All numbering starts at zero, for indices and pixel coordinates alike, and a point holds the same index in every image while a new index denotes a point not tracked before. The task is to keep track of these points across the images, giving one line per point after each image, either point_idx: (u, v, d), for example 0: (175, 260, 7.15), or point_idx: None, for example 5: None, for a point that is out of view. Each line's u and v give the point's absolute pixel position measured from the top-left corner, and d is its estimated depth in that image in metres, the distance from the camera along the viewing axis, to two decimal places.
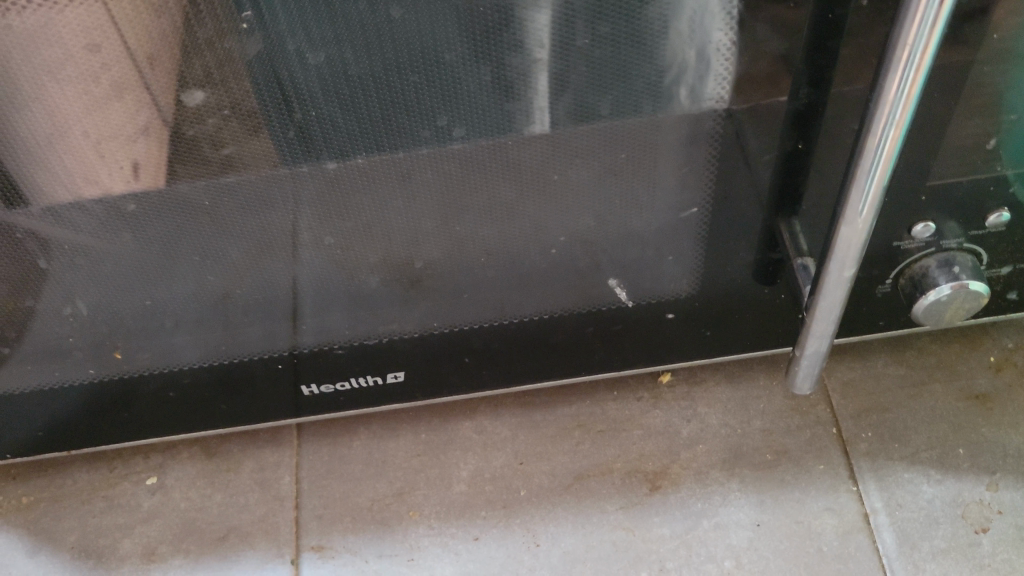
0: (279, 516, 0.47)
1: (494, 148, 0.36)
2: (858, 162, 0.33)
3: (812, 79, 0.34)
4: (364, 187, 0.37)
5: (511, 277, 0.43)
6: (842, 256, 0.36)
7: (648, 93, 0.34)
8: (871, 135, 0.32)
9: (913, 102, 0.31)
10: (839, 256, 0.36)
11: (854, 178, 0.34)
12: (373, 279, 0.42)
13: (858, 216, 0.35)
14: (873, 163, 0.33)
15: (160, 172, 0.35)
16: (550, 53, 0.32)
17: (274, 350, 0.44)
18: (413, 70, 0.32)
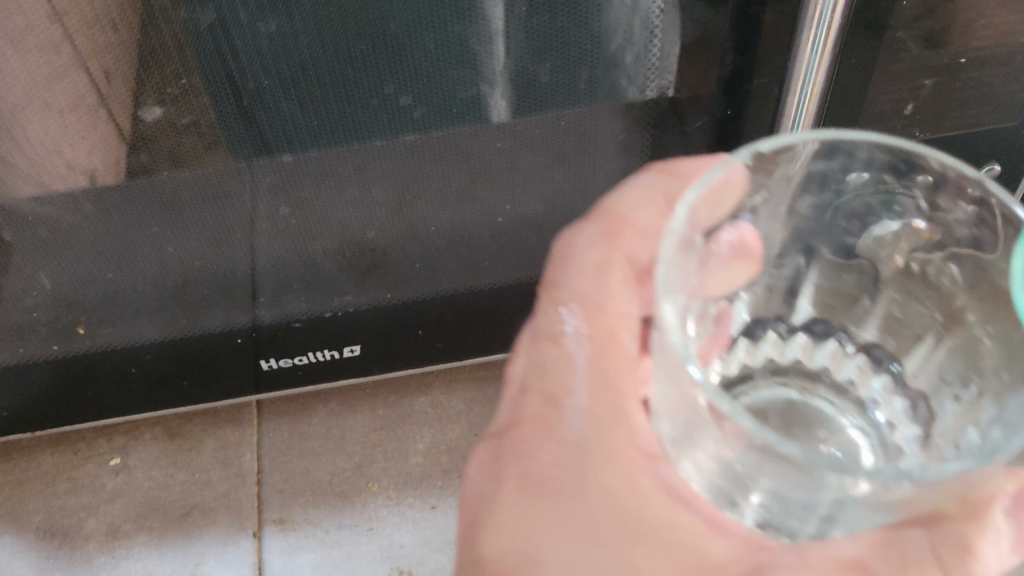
0: (241, 492, 0.48)
1: (442, 121, 0.38)
2: (780, 120, 0.36)
3: (737, 46, 0.35)
4: (317, 159, 0.39)
5: (461, 249, 0.45)
6: None
7: (585, 64, 0.36)
8: (790, 92, 0.35)
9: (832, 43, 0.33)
10: None
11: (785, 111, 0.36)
12: (324, 251, 0.44)
13: None
14: (801, 97, 0.35)
15: (118, 169, 0.38)
16: (496, 24, 0.34)
17: (232, 325, 0.45)
18: (359, 40, 0.34)
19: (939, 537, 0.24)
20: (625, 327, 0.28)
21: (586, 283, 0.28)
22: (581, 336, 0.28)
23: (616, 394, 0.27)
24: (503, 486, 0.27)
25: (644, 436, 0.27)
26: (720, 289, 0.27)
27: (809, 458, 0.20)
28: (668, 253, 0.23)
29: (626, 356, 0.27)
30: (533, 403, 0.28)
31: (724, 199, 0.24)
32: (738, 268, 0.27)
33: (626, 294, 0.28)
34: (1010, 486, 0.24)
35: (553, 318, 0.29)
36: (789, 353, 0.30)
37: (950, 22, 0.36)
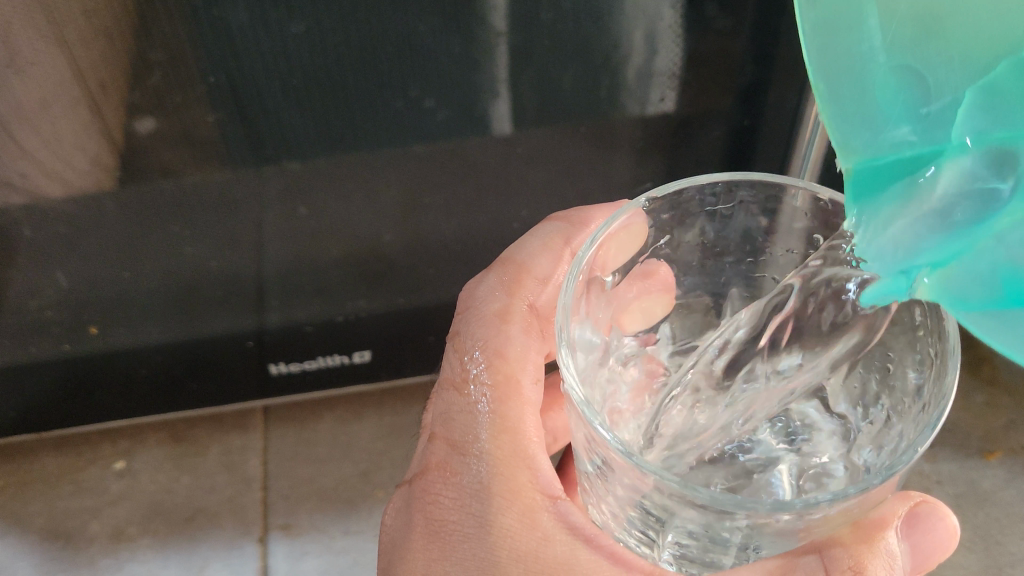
0: (246, 497, 0.48)
1: (462, 126, 0.39)
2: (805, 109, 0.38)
3: (755, 55, 0.37)
4: (334, 165, 0.39)
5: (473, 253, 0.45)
6: None
7: (606, 68, 0.37)
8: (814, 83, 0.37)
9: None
10: None
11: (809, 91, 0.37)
12: (336, 256, 0.44)
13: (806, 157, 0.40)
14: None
15: (113, 177, 0.38)
16: (498, 23, 0.35)
17: (240, 328, 0.45)
18: (386, 41, 0.35)
19: (832, 560, 0.27)
20: (523, 373, 0.34)
21: (487, 334, 0.35)
22: (481, 379, 0.33)
23: (522, 458, 0.31)
24: (413, 534, 0.31)
25: (550, 479, 0.31)
26: (624, 322, 0.34)
27: (711, 497, 0.24)
28: (568, 299, 0.29)
29: (526, 400, 0.33)
30: (438, 450, 0.32)
31: (621, 244, 0.31)
32: (655, 302, 0.34)
33: (522, 339, 0.35)
34: (900, 511, 0.28)
35: (459, 360, 0.34)
36: None
37: None
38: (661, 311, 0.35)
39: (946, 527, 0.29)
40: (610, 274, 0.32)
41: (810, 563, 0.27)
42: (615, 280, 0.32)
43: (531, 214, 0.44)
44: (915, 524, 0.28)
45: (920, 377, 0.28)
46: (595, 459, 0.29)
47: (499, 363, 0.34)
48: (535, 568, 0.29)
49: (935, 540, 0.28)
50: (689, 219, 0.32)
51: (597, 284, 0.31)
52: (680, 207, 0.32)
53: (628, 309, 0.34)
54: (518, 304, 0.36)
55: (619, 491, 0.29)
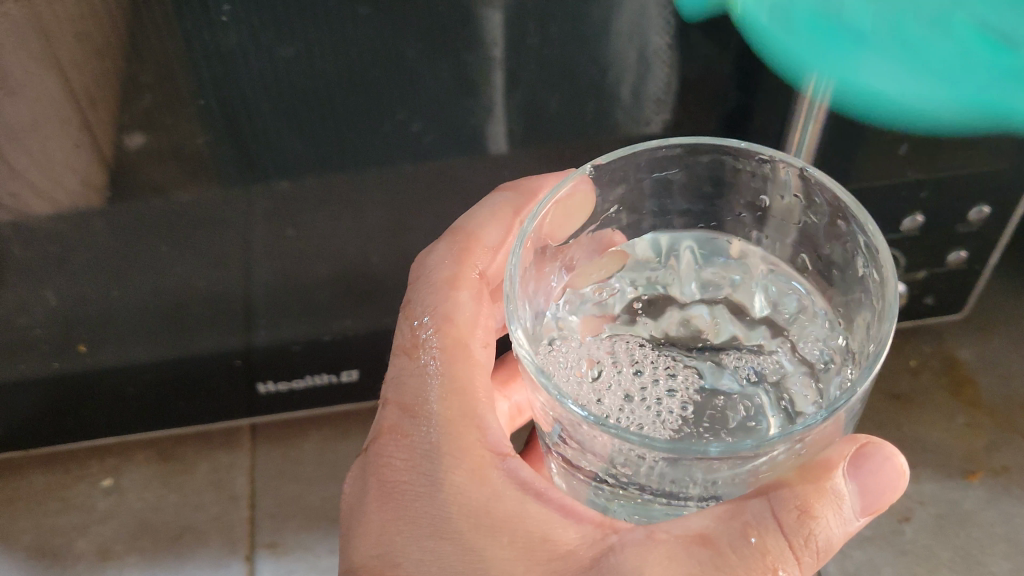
0: (234, 515, 0.48)
1: (451, 150, 0.39)
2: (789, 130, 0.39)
3: (740, 83, 0.37)
4: (324, 186, 0.40)
5: None
6: None
7: (593, 91, 0.37)
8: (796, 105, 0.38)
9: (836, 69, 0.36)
10: None
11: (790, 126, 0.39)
12: (326, 274, 0.44)
13: None
14: (807, 110, 0.38)
15: (104, 196, 0.38)
16: (486, 48, 0.35)
17: (231, 347, 0.46)
18: (375, 66, 0.35)
19: (779, 501, 0.27)
20: (472, 338, 0.35)
21: (437, 301, 0.35)
22: (431, 345, 0.34)
23: (471, 417, 0.32)
24: (369, 498, 0.32)
25: (499, 437, 0.32)
26: (575, 282, 0.34)
27: (666, 446, 0.24)
28: (516, 265, 0.29)
29: (475, 362, 0.34)
30: (391, 414, 0.33)
31: (571, 210, 0.31)
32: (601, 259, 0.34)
33: (473, 305, 0.36)
34: (848, 452, 0.28)
35: (410, 330, 0.35)
36: (721, 330, 0.35)
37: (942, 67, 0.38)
38: (613, 265, 0.35)
39: (895, 466, 0.28)
40: (560, 240, 0.32)
41: (758, 504, 0.27)
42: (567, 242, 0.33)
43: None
44: (864, 464, 0.28)
45: (865, 330, 0.28)
46: (554, 427, 0.29)
47: (448, 328, 0.35)
48: (482, 523, 0.29)
49: (886, 477, 0.28)
50: (632, 185, 0.33)
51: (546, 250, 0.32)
52: (628, 174, 0.32)
53: (580, 267, 0.34)
54: (469, 272, 0.36)
55: (582, 458, 0.29)
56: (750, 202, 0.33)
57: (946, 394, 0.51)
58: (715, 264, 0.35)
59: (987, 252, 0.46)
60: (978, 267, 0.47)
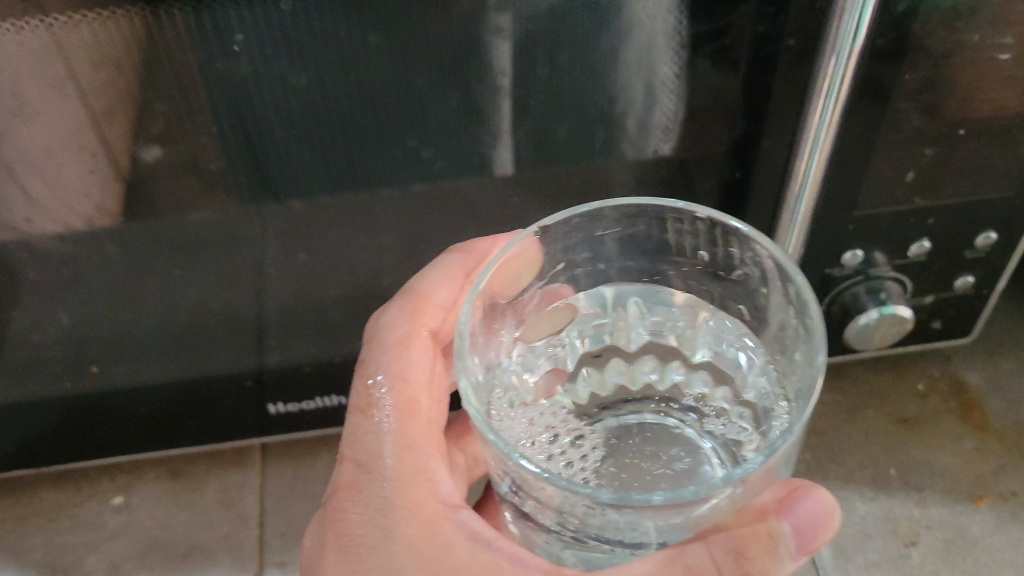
0: (243, 534, 0.48)
1: (460, 176, 0.39)
2: (792, 174, 0.39)
3: (748, 111, 0.38)
4: (335, 211, 0.40)
5: None
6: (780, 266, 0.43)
7: (602, 117, 0.38)
8: (800, 148, 0.38)
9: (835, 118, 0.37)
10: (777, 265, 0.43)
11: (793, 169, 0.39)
12: (336, 296, 0.45)
13: (793, 222, 0.41)
14: (809, 156, 0.38)
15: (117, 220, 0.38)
16: (495, 76, 0.35)
17: (243, 367, 0.46)
18: (385, 93, 0.36)
19: (716, 545, 0.27)
20: (424, 395, 0.35)
21: (389, 360, 0.35)
22: (385, 404, 0.34)
23: (425, 471, 0.33)
24: (325, 552, 0.32)
25: (451, 490, 0.33)
26: (528, 335, 0.34)
27: (612, 497, 0.24)
28: (465, 327, 0.29)
29: (429, 418, 0.35)
30: (347, 470, 0.33)
31: (515, 272, 0.31)
32: (553, 312, 0.34)
33: (426, 362, 0.36)
34: (776, 495, 0.29)
35: (365, 392, 0.35)
36: (667, 377, 0.35)
37: (947, 95, 0.38)
38: (563, 318, 0.34)
39: (826, 504, 0.29)
40: (508, 297, 0.32)
41: (699, 551, 0.28)
42: (515, 298, 0.32)
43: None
44: (793, 505, 0.28)
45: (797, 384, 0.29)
46: (504, 480, 0.29)
47: (401, 386, 0.35)
48: (434, 572, 0.30)
49: (819, 518, 0.28)
50: (579, 245, 0.33)
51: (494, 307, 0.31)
52: (571, 234, 0.32)
53: (530, 321, 0.34)
54: (419, 331, 0.36)
55: (531, 510, 0.29)
56: (692, 257, 0.33)
57: (954, 418, 0.51)
58: (660, 313, 0.35)
59: (995, 275, 0.46)
60: (986, 291, 0.47)
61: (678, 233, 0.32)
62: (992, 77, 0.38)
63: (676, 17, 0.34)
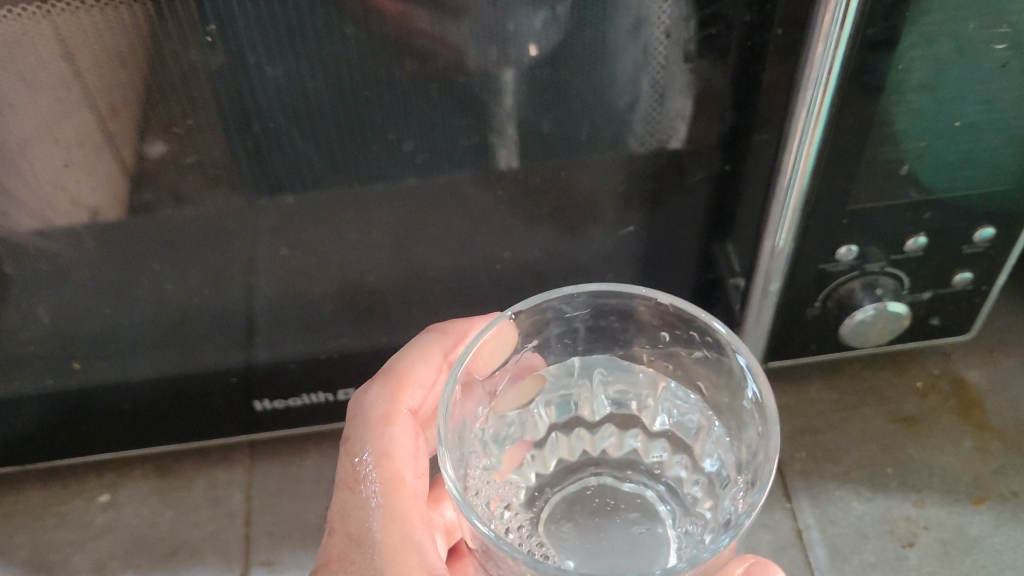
0: (230, 532, 0.47)
1: (444, 170, 0.39)
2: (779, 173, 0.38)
3: (737, 101, 0.37)
4: (318, 206, 0.39)
5: (459, 293, 0.45)
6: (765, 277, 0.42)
7: (588, 109, 0.37)
8: (787, 145, 0.37)
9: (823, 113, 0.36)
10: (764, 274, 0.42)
11: (780, 164, 0.38)
12: (322, 292, 0.44)
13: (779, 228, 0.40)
14: (798, 148, 0.37)
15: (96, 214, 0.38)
16: (477, 65, 0.35)
17: (232, 363, 0.46)
18: (366, 85, 0.35)
19: None
20: (407, 469, 0.36)
21: (373, 437, 0.36)
22: (372, 479, 0.35)
23: (411, 548, 0.34)
24: None
25: (434, 561, 0.34)
26: (501, 407, 0.35)
27: None
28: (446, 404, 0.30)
29: (412, 493, 0.36)
30: (337, 543, 0.34)
31: (493, 356, 0.33)
32: (522, 384, 0.35)
33: (407, 440, 0.37)
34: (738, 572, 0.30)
35: (354, 466, 0.36)
36: (624, 444, 0.37)
37: (941, 86, 0.37)
38: (531, 388, 0.36)
39: None
40: (485, 373, 0.33)
41: None
42: (493, 377, 0.34)
43: (511, 253, 0.44)
44: None
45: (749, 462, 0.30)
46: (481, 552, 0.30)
47: (386, 463, 0.36)
48: None
49: None
50: (551, 325, 0.34)
51: (475, 385, 0.33)
52: (543, 315, 0.34)
53: (501, 393, 0.35)
54: (401, 409, 0.37)
55: None
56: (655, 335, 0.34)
57: (954, 417, 0.50)
58: (622, 384, 0.36)
59: (994, 272, 0.46)
60: (984, 287, 0.46)
61: (640, 317, 0.34)
62: (987, 69, 0.37)
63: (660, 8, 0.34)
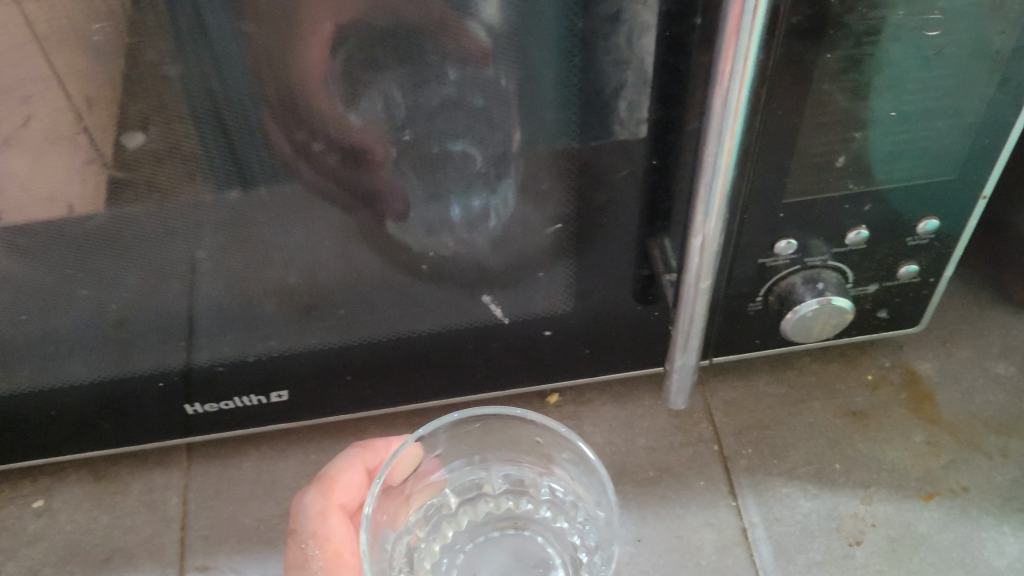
0: (165, 537, 0.47)
1: (356, 172, 0.37)
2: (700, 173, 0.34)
3: (660, 94, 0.35)
4: (228, 205, 0.38)
5: (395, 298, 0.43)
6: (693, 290, 0.38)
7: (505, 102, 0.35)
8: (707, 144, 0.33)
9: (739, 127, 0.33)
10: (691, 289, 0.38)
11: (700, 189, 0.35)
12: (245, 298, 0.42)
13: (707, 228, 0.36)
14: (714, 171, 0.34)
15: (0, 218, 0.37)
16: (379, 62, 0.33)
17: (165, 367, 0.44)
18: (268, 83, 0.34)
19: None
20: (348, 548, 0.42)
21: (315, 526, 0.42)
22: (320, 558, 0.41)
23: None
24: None
25: None
26: (417, 500, 0.44)
27: None
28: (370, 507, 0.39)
29: (353, 568, 0.41)
30: None
31: (399, 471, 0.41)
32: (432, 483, 0.44)
33: (343, 529, 0.42)
34: None
35: (301, 547, 0.42)
36: (521, 504, 0.46)
37: (874, 75, 0.36)
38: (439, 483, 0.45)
39: None
40: (401, 482, 0.42)
41: None
42: (405, 484, 0.43)
43: (438, 258, 0.41)
44: None
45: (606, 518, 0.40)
46: None
47: (329, 543, 0.41)
48: None
49: None
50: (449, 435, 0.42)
51: (389, 491, 0.42)
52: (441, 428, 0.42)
53: (420, 491, 0.44)
54: (334, 505, 0.42)
55: None
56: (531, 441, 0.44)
57: (905, 410, 0.49)
58: (511, 470, 0.45)
59: (940, 264, 0.45)
60: (932, 279, 0.45)
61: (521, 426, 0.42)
62: (921, 57, 0.35)
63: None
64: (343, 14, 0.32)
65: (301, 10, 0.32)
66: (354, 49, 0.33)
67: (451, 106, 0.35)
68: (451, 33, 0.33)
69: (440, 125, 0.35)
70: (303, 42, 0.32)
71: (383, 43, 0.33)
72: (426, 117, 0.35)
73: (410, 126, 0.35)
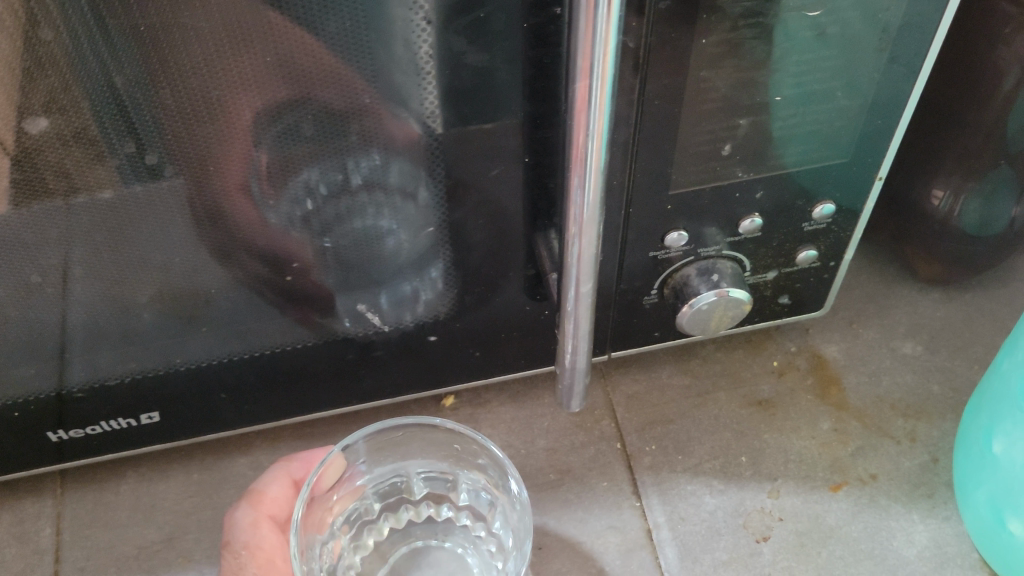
0: (37, 572, 0.43)
1: (208, 183, 0.34)
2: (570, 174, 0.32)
3: (529, 90, 0.33)
4: (63, 224, 0.34)
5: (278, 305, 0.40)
6: (576, 292, 0.36)
7: (361, 105, 0.33)
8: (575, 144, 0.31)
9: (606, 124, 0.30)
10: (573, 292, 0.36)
11: (573, 191, 0.32)
12: (102, 319, 0.39)
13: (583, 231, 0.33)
14: (585, 172, 0.31)
15: None
16: (215, 66, 0.30)
17: (34, 393, 0.41)
18: (86, 97, 0.30)
19: None
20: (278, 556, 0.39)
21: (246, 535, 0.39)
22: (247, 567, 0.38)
23: None
24: None
25: None
26: (343, 506, 0.42)
27: None
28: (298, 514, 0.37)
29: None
30: None
31: (326, 478, 0.40)
32: (359, 488, 0.43)
33: (274, 537, 0.40)
34: None
35: (232, 558, 0.38)
36: (442, 511, 0.44)
37: (755, 60, 0.33)
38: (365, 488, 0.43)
39: None
40: (327, 490, 0.40)
41: None
42: (332, 492, 0.41)
43: (304, 268, 0.38)
44: None
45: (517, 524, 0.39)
46: None
47: (258, 552, 0.38)
48: None
49: None
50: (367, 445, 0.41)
51: (316, 502, 0.40)
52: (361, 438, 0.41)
53: (347, 495, 0.42)
54: (262, 515, 0.40)
55: None
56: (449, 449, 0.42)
57: (811, 397, 0.48)
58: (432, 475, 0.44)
59: (839, 248, 0.43)
60: (833, 263, 0.44)
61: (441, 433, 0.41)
62: (803, 39, 0.33)
63: (423, 6, 0.30)
64: (259, 92, 0.31)
65: (205, 88, 0.31)
66: (266, 135, 0.33)
67: (359, 185, 0.35)
68: (374, 116, 0.33)
69: (352, 204, 0.36)
70: (213, 124, 0.32)
71: (299, 130, 0.33)
72: (337, 192, 0.35)
73: (320, 206, 0.36)
